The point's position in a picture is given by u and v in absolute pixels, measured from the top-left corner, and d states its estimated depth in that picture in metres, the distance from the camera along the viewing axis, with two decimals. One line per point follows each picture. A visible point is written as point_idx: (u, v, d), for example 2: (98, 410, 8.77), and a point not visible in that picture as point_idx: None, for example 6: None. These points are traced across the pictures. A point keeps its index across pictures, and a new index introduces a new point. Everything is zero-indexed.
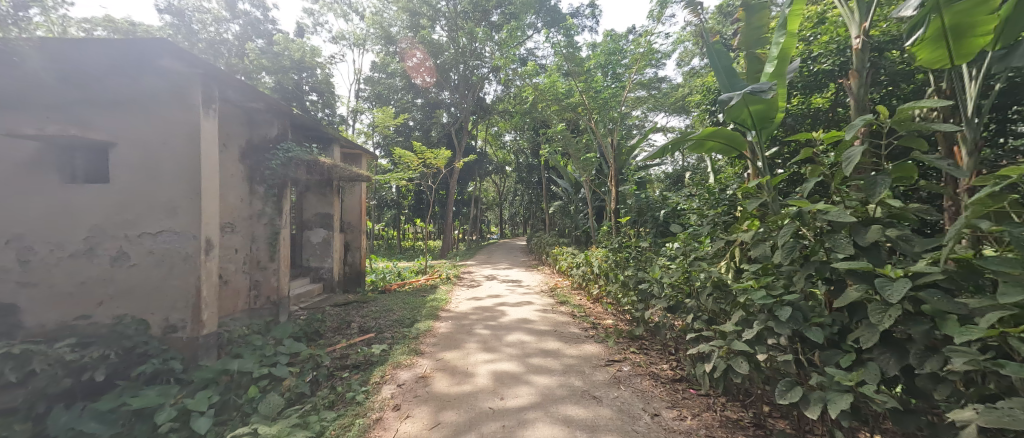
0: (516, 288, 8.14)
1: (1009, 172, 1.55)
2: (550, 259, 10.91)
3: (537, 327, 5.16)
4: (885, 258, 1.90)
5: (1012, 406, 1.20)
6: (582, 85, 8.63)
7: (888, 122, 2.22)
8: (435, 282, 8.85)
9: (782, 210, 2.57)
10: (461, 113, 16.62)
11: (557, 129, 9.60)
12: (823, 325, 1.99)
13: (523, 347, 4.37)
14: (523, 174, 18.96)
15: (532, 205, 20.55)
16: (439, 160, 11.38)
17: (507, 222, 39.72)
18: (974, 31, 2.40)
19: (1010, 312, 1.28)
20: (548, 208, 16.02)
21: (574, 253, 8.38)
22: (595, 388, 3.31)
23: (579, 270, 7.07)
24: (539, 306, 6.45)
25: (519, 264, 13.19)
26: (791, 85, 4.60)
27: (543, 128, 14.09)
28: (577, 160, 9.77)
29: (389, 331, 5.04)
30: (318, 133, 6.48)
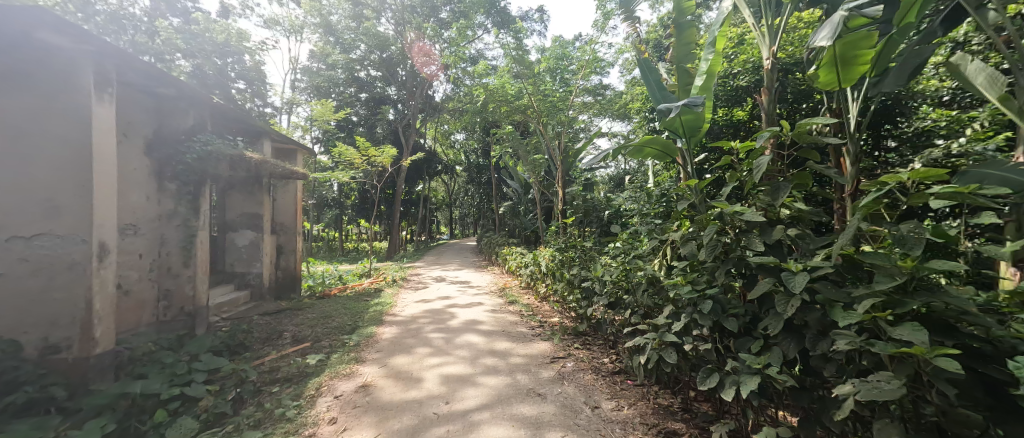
0: (465, 289, 8.07)
1: (888, 180, 1.79)
2: (500, 260, 10.96)
3: (486, 327, 5.17)
4: (787, 255, 2.14)
5: (880, 379, 1.40)
6: (531, 87, 8.80)
7: (790, 135, 2.49)
8: (380, 285, 8.51)
9: (706, 211, 2.79)
10: (409, 110, 16.21)
11: (507, 130, 9.70)
12: (739, 316, 2.21)
13: (470, 348, 4.34)
14: (472, 174, 18.89)
15: (481, 205, 20.53)
16: (385, 158, 10.96)
17: (456, 221, 39.30)
18: (858, 60, 2.77)
19: (880, 298, 1.49)
20: (498, 209, 16.10)
21: (523, 253, 8.50)
22: (540, 386, 3.37)
23: (527, 270, 7.18)
24: (489, 306, 6.46)
25: (469, 265, 13.09)
26: (716, 98, 5.06)
27: (493, 128, 14.14)
28: (526, 161, 9.92)
29: (327, 339, 4.76)
30: (244, 126, 5.95)
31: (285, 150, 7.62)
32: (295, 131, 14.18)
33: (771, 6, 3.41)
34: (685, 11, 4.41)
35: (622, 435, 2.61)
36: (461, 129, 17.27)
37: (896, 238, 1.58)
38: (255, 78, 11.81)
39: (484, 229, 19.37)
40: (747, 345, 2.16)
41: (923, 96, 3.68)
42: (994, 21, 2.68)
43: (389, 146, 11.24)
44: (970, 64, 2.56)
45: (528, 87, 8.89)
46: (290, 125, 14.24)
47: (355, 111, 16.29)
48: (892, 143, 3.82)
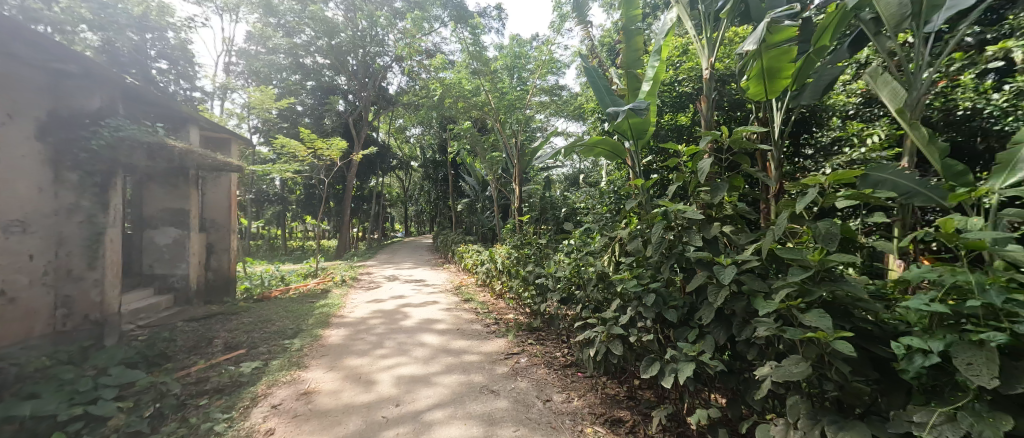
0: (419, 288, 7.90)
1: (809, 182, 1.99)
2: (456, 257, 10.86)
3: (441, 326, 5.11)
4: (721, 250, 2.32)
5: (792, 360, 1.56)
6: (488, 84, 8.78)
7: (728, 140, 2.69)
8: (327, 286, 8.11)
9: (653, 209, 2.94)
10: (361, 102, 15.58)
11: (464, 127, 9.61)
12: (678, 308, 2.36)
13: (423, 348, 4.27)
14: (427, 170, 18.53)
15: (437, 202, 20.22)
16: (334, 152, 10.42)
17: (411, 217, 38.41)
18: (780, 74, 3.06)
19: (795, 289, 1.66)
20: (455, 206, 15.92)
21: (479, 251, 8.48)
22: (494, 382, 3.40)
23: (483, 267, 7.17)
24: (444, 304, 6.38)
25: (424, 263, 12.83)
26: (663, 103, 5.37)
27: (450, 124, 13.97)
28: (484, 158, 9.88)
29: (265, 345, 4.47)
30: (166, 110, 5.44)
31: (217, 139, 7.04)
32: (230, 119, 13.07)
33: (709, 20, 3.67)
34: (634, 19, 4.63)
35: (572, 426, 2.70)
36: (416, 123, 16.90)
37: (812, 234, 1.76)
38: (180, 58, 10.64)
39: (439, 227, 19.09)
40: (686, 335, 2.31)
41: (834, 110, 4.11)
42: (888, 47, 3.08)
43: (337, 138, 10.66)
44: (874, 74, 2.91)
45: (486, 84, 8.86)
46: (224, 112, 13.10)
47: (301, 100, 15.36)
48: (809, 151, 4.29)
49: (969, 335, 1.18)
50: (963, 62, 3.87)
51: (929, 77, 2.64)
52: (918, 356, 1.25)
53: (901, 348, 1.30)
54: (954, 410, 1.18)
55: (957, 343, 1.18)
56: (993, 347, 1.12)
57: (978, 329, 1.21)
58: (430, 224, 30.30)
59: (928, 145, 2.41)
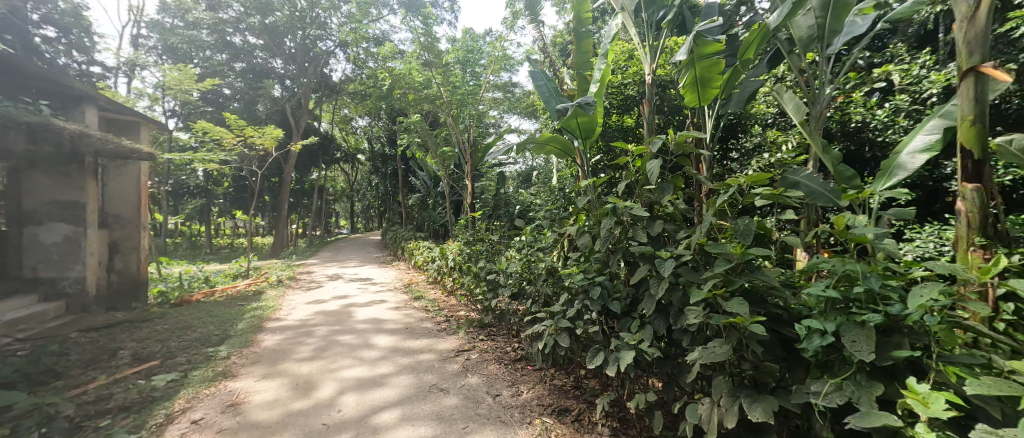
0: (365, 287, 7.60)
1: (735, 182, 2.18)
2: (405, 255, 10.59)
3: (390, 326, 4.98)
4: (662, 245, 2.47)
5: (717, 345, 1.73)
6: (440, 77, 8.64)
7: (671, 143, 2.85)
8: (261, 287, 7.55)
9: (601, 206, 3.06)
10: (302, 89, 14.65)
11: (414, 120, 9.40)
12: (621, 300, 2.50)
13: (367, 350, 4.13)
14: (375, 164, 17.82)
15: (386, 197, 19.57)
16: (267, 140, 9.65)
17: (358, 213, 36.82)
18: (710, 84, 3.33)
19: (721, 279, 1.82)
20: (405, 202, 15.52)
21: (430, 247, 8.35)
22: (443, 380, 3.39)
23: (433, 264, 7.07)
24: (392, 303, 6.21)
25: (371, 261, 12.36)
26: (611, 105, 5.62)
27: (400, 116, 13.57)
28: (436, 153, 9.73)
29: (185, 354, 4.08)
30: (52, 85, 4.99)
31: (123, 122, 6.15)
32: (141, 100, 11.65)
33: (652, 29, 3.88)
34: (584, 21, 4.76)
35: (521, 419, 2.77)
36: (364, 114, 16.24)
37: (738, 230, 1.95)
38: (75, 25, 8.82)
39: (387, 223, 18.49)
40: (628, 325, 2.46)
41: (756, 118, 4.61)
42: (799, 64, 3.46)
43: (271, 126, 9.88)
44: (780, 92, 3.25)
45: (438, 77, 8.69)
46: (132, 92, 11.63)
47: (229, 83, 14.02)
48: (734, 155, 4.69)
49: (855, 317, 1.37)
50: (856, 82, 4.46)
51: (828, 93, 3.03)
52: (816, 337, 1.44)
53: (804, 330, 1.49)
54: (840, 381, 1.38)
55: (845, 324, 1.38)
56: (872, 326, 1.32)
57: (861, 311, 1.42)
58: (379, 220, 29.24)
59: (825, 154, 2.78)
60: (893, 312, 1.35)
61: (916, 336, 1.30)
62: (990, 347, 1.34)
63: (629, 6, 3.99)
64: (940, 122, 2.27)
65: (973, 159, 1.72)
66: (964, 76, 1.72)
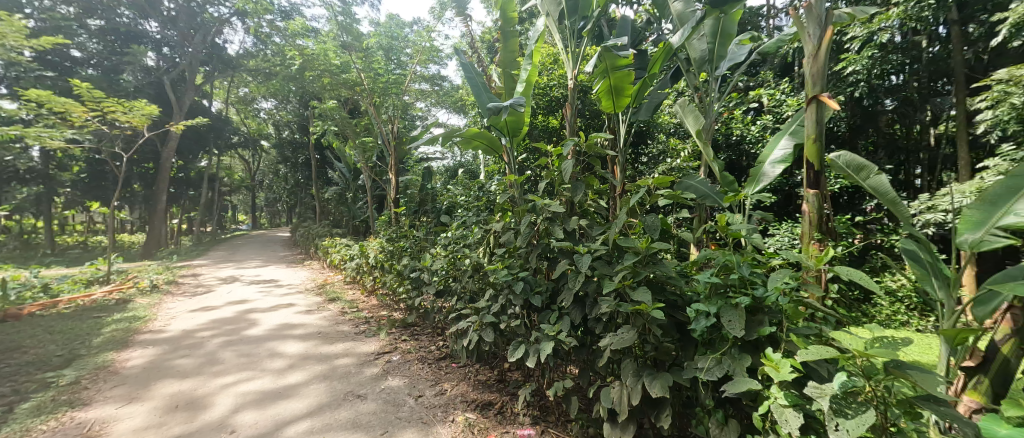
0: (269, 290, 6.93)
1: (643, 183, 2.42)
2: (319, 252, 9.85)
3: (301, 331, 4.63)
4: (579, 240, 2.65)
5: (625, 330, 1.92)
6: (360, 62, 8.14)
7: (583, 147, 3.01)
8: (128, 295, 6.44)
9: (525, 203, 3.17)
10: (188, 60, 13.10)
11: (330, 106, 8.82)
12: (542, 293, 2.62)
13: (271, 359, 3.80)
14: (284, 153, 16.27)
15: (298, 190, 17.97)
16: (137, 118, 8.07)
17: (262, 207, 33.21)
18: (622, 93, 3.62)
19: (629, 271, 2.02)
20: (320, 195, 14.42)
21: (348, 245, 7.88)
22: (360, 386, 3.25)
23: (351, 262, 6.70)
24: (302, 307, 5.75)
25: (277, 260, 11.24)
26: (537, 105, 5.87)
27: (314, 100, 12.55)
28: (355, 142, 9.20)
29: (11, 383, 3.32)
30: None
31: None
32: None
33: (574, 37, 4.11)
34: (511, 21, 4.87)
35: (443, 418, 2.78)
36: (270, 95, 14.74)
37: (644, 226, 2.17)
38: None
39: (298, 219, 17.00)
40: (548, 317, 2.59)
41: (661, 127, 5.23)
42: (695, 81, 3.94)
43: (144, 102, 8.32)
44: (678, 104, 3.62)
45: (357, 62, 8.18)
46: None
47: (79, 43, 11.36)
48: (644, 160, 5.26)
49: (730, 301, 1.63)
50: (737, 100, 5.25)
51: (716, 109, 3.60)
52: (702, 319, 1.67)
53: (693, 314, 1.72)
54: (719, 355, 1.62)
55: (724, 307, 1.62)
56: (742, 307, 1.59)
57: (735, 295, 1.69)
58: (289, 215, 26.73)
59: (713, 162, 3.22)
60: (757, 296, 1.63)
61: (773, 314, 1.58)
62: (822, 318, 1.69)
63: (554, 13, 4.21)
64: (791, 138, 2.75)
65: (814, 169, 2.13)
66: (806, 103, 2.13)
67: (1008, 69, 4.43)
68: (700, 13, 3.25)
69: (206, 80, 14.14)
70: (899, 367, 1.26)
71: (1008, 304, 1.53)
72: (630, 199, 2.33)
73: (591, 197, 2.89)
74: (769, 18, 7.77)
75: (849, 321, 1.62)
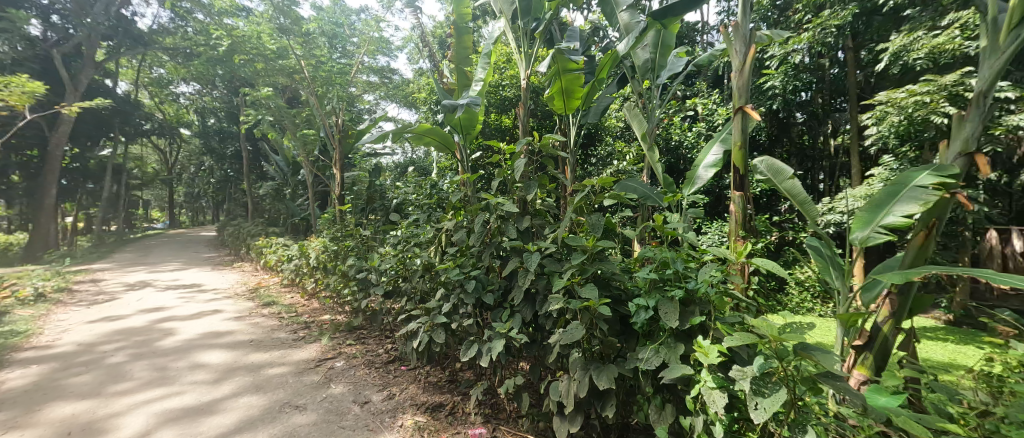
0: (191, 296, 6.34)
1: (592, 183, 2.53)
2: (252, 253, 9.16)
3: (231, 339, 4.30)
4: (530, 238, 2.72)
5: (573, 326, 2.00)
6: (300, 48, 7.69)
7: (538, 146, 3.08)
8: (6, 306, 5.55)
9: (477, 202, 3.19)
10: (85, 32, 11.27)
11: (265, 94, 8.22)
12: (494, 291, 2.65)
13: (191, 372, 3.48)
14: (213, 144, 14.93)
15: (228, 185, 16.56)
16: (15, 96, 6.91)
17: (183, 204, 30.10)
18: (571, 95, 3.74)
19: (577, 268, 2.11)
20: (255, 191, 13.41)
21: (285, 245, 7.43)
22: (299, 396, 3.08)
23: (289, 264, 6.32)
24: (230, 313, 5.33)
25: (201, 263, 10.28)
26: (489, 103, 5.92)
27: (247, 87, 11.62)
28: (294, 134, 8.67)
29: None
30: None
31: None
32: None
33: (527, 37, 4.18)
34: (464, 17, 4.85)
35: (390, 423, 2.72)
36: (197, 79, 13.46)
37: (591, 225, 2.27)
38: None
39: (227, 217, 15.71)
40: (500, 315, 2.64)
41: (608, 130, 5.50)
42: (639, 88, 4.18)
43: (27, 78, 7.20)
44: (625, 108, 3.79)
45: (297, 47, 7.75)
46: None
47: None
48: (593, 160, 5.52)
49: (667, 294, 1.76)
50: (675, 108, 5.64)
51: (657, 116, 3.84)
52: (642, 312, 1.80)
53: (634, 307, 1.85)
54: (657, 345, 1.75)
55: (662, 300, 1.75)
56: (677, 299, 1.72)
57: (671, 288, 1.83)
58: (217, 213, 24.59)
59: (656, 164, 3.42)
60: (689, 289, 1.78)
61: (703, 305, 1.74)
62: (744, 307, 1.89)
63: (507, 12, 4.26)
64: (721, 145, 3.01)
65: (740, 172, 2.35)
66: (733, 112, 2.34)
67: (887, 92, 5.17)
68: (643, 24, 3.42)
69: (109, 57, 12.48)
70: (805, 348, 1.44)
71: (886, 290, 1.83)
72: (579, 198, 2.44)
73: (542, 196, 2.96)
74: (703, 33, 8.41)
75: (766, 309, 1.82)
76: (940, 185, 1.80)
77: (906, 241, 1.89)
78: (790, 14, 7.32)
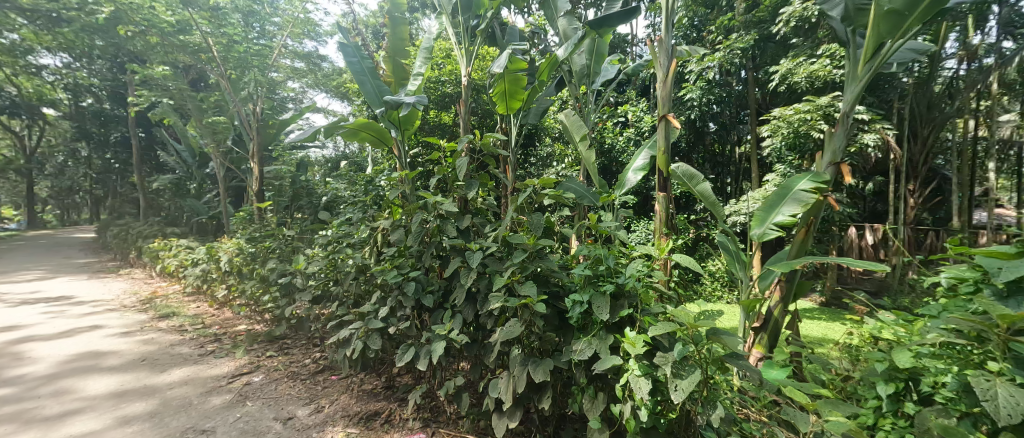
0: (61, 311, 5.44)
1: (532, 183, 2.60)
2: (146, 258, 8.08)
3: (120, 359, 3.78)
4: (471, 237, 2.73)
5: (513, 323, 2.07)
6: (207, 23, 6.90)
7: (480, 145, 3.09)
8: None
9: (416, 200, 3.13)
10: None
11: (159, 73, 7.24)
12: (433, 292, 2.63)
13: (60, 403, 2.97)
14: (92, 130, 12.86)
15: (116, 179, 14.43)
16: None
17: (51, 200, 25.50)
18: (512, 96, 3.81)
19: (518, 267, 2.17)
20: (149, 186, 11.84)
21: (189, 248, 6.67)
22: (208, 418, 2.80)
23: (194, 269, 5.70)
24: (115, 329, 4.67)
25: (76, 270, 8.84)
26: (429, 99, 5.85)
27: (139, 64, 10.17)
28: (200, 122, 7.80)
29: None
30: None
31: None
32: None
33: (468, 34, 4.16)
34: (400, 7, 4.73)
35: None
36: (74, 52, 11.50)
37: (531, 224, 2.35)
38: None
39: (111, 215, 13.66)
40: (440, 316, 2.63)
41: (547, 131, 5.73)
42: (575, 92, 4.37)
43: None
44: (564, 112, 3.93)
45: (202, 22, 6.99)
46: None
47: None
48: (532, 160, 5.76)
49: (599, 289, 1.89)
50: (608, 114, 6.00)
51: (591, 121, 4.05)
52: (577, 307, 1.90)
53: (570, 303, 1.95)
54: (590, 338, 1.87)
55: (595, 295, 1.88)
56: (608, 293, 1.85)
57: (604, 283, 1.96)
58: (97, 210, 21.28)
59: (592, 166, 3.61)
60: (619, 284, 1.92)
61: (632, 298, 1.89)
62: (666, 298, 2.09)
63: (447, 7, 4.21)
64: (649, 149, 3.25)
65: (663, 175, 2.57)
66: (657, 120, 2.56)
67: (779, 109, 5.94)
68: (580, 32, 3.55)
69: None
70: (715, 333, 1.63)
71: (777, 278, 2.14)
72: (519, 198, 2.50)
73: (484, 196, 2.98)
74: (633, 44, 8.96)
75: (683, 300, 2.01)
76: (817, 190, 2.15)
77: (792, 237, 2.22)
78: (704, 34, 8.05)
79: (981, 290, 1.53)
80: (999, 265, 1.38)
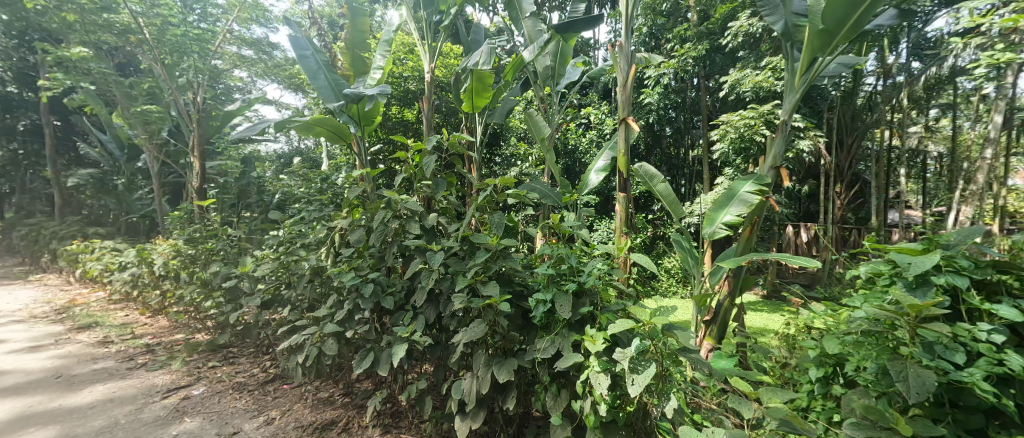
0: None
1: (497, 183, 2.61)
2: (63, 263, 7.30)
3: (28, 377, 3.39)
4: (435, 236, 2.70)
5: (477, 323, 2.06)
6: (138, 3, 6.32)
7: (446, 144, 3.06)
8: None
9: (377, 199, 3.05)
10: None
11: (78, 55, 6.53)
12: (394, 294, 2.56)
13: None
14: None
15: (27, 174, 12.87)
16: None
17: None
18: (478, 95, 3.78)
19: (481, 267, 2.17)
20: (68, 182, 10.67)
21: (115, 252, 6.10)
22: None
23: (122, 274, 5.22)
24: (22, 344, 4.17)
25: None
26: (391, 95, 5.72)
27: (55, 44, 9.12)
28: (128, 111, 7.12)
29: None
30: None
31: None
32: None
33: (431, 30, 4.10)
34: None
35: None
36: None
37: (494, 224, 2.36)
38: None
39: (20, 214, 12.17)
40: (401, 319, 2.58)
41: (513, 130, 5.78)
42: (540, 92, 4.43)
43: None
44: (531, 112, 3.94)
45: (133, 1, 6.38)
46: None
47: None
48: (498, 158, 5.82)
49: (562, 287, 1.93)
50: (571, 115, 6.15)
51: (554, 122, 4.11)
52: (541, 305, 1.93)
53: (534, 302, 1.98)
54: (553, 336, 1.91)
55: (557, 293, 1.92)
56: (570, 290, 1.90)
57: (566, 282, 2.01)
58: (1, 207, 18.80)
59: (556, 167, 3.66)
60: (581, 281, 1.98)
61: (593, 295, 1.95)
62: (625, 295, 2.17)
63: (409, 1, 4.12)
64: (611, 150, 3.35)
65: (623, 176, 2.66)
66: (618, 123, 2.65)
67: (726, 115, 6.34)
68: (546, 35, 3.59)
69: None
70: (670, 328, 1.71)
71: (726, 274, 2.28)
72: (482, 197, 2.50)
73: (448, 194, 2.95)
74: (595, 48, 9.23)
75: (641, 296, 2.09)
76: (760, 191, 2.31)
77: (739, 235, 2.37)
78: (661, 42, 8.31)
79: (895, 283, 1.70)
80: (910, 261, 1.55)
